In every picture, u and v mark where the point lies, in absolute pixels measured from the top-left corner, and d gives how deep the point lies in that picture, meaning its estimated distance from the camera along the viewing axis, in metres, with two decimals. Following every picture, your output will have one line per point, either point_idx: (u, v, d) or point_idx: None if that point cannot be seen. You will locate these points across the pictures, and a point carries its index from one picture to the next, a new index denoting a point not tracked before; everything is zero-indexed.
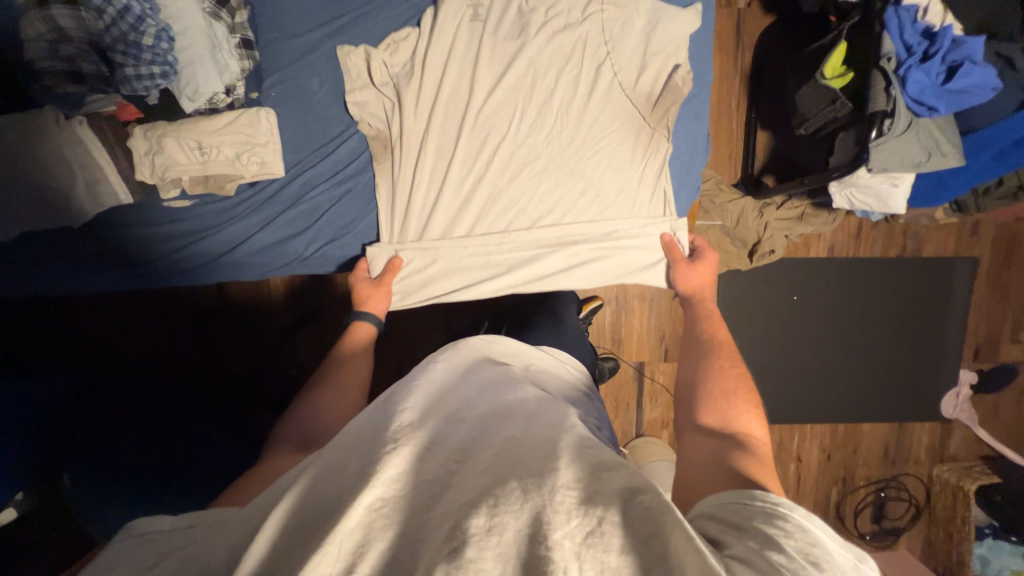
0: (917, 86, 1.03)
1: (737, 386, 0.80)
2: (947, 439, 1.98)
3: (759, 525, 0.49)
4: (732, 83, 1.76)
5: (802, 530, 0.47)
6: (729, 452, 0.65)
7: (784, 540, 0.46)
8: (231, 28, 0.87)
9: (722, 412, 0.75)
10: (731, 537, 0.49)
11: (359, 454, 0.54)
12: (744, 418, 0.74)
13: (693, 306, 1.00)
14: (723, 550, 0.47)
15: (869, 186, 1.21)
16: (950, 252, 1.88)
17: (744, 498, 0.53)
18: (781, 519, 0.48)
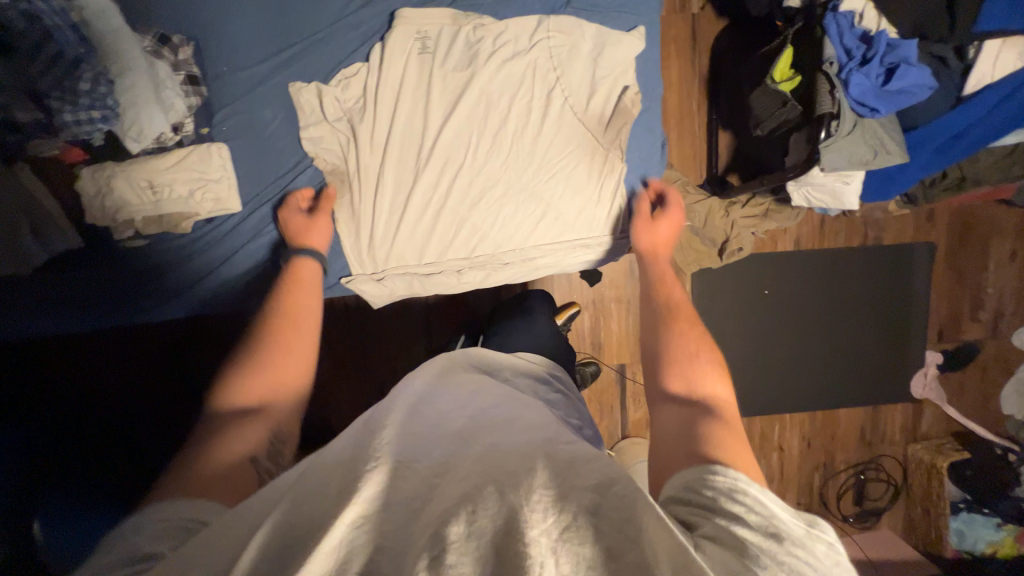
0: (859, 88, 1.07)
1: (700, 348, 0.82)
2: (918, 418, 2.05)
3: (724, 500, 0.52)
4: (692, 86, 1.78)
5: (760, 504, 0.51)
6: (694, 421, 0.67)
7: (746, 515, 0.50)
8: (175, 65, 0.85)
9: (687, 376, 0.76)
10: (700, 515, 0.52)
11: (337, 478, 0.53)
12: (709, 381, 0.75)
13: (648, 263, 0.99)
14: (694, 530, 0.50)
15: (823, 185, 1.25)
16: (908, 238, 1.96)
17: (708, 472, 0.56)
18: (742, 495, 0.52)
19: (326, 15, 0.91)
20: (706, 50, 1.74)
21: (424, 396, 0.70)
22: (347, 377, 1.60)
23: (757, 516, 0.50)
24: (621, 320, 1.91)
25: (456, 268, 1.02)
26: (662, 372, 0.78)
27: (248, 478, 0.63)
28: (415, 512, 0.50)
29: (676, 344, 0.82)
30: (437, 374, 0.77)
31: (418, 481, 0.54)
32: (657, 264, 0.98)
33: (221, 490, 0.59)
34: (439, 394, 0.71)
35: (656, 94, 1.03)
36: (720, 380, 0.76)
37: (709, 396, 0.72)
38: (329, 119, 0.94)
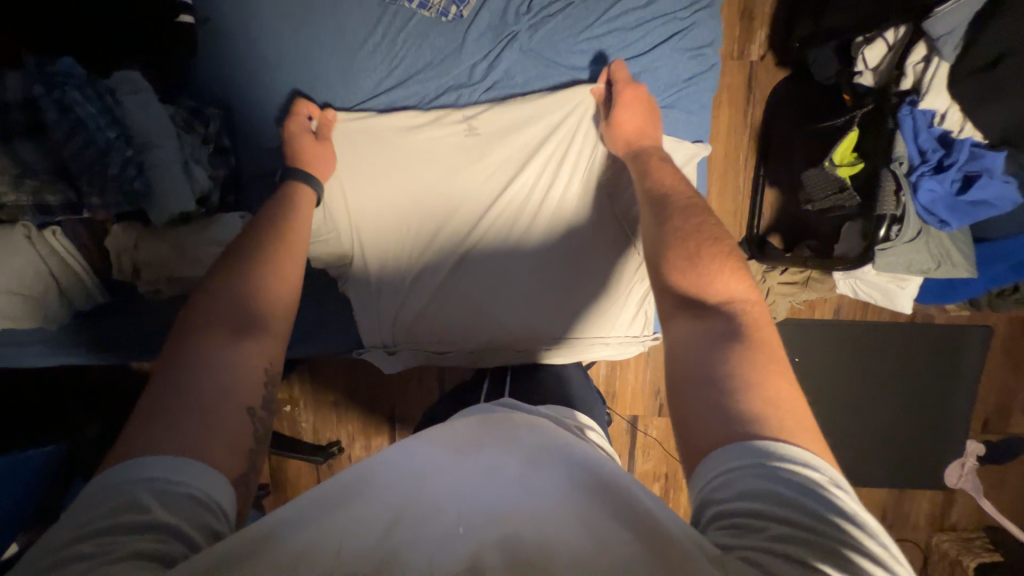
0: (929, 195, 0.98)
1: (708, 251, 0.73)
2: (949, 506, 1.92)
3: (773, 510, 0.47)
4: (741, 139, 1.61)
5: (838, 531, 0.46)
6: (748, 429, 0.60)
7: (820, 546, 0.44)
8: (206, 137, 0.87)
9: (695, 275, 0.70)
10: (739, 527, 0.47)
11: (361, 528, 0.50)
12: (721, 282, 0.69)
13: (636, 154, 0.89)
14: (726, 548, 0.46)
15: (874, 283, 1.16)
16: (962, 321, 1.80)
17: (757, 469, 0.50)
18: (820, 525, 0.46)
19: (361, 92, 0.95)
20: (761, 101, 1.59)
21: (461, 433, 0.67)
22: (356, 408, 1.61)
23: (824, 533, 0.45)
24: (638, 373, 1.84)
25: (471, 348, 1.00)
26: (672, 273, 0.72)
27: (242, 437, 0.62)
28: (452, 540, 0.49)
29: (685, 248, 0.74)
30: (459, 419, 0.72)
31: (454, 510, 0.53)
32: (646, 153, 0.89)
33: (216, 461, 0.57)
34: (483, 430, 0.67)
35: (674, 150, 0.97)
36: (734, 280, 0.69)
37: (728, 298, 0.67)
38: (364, 191, 0.95)
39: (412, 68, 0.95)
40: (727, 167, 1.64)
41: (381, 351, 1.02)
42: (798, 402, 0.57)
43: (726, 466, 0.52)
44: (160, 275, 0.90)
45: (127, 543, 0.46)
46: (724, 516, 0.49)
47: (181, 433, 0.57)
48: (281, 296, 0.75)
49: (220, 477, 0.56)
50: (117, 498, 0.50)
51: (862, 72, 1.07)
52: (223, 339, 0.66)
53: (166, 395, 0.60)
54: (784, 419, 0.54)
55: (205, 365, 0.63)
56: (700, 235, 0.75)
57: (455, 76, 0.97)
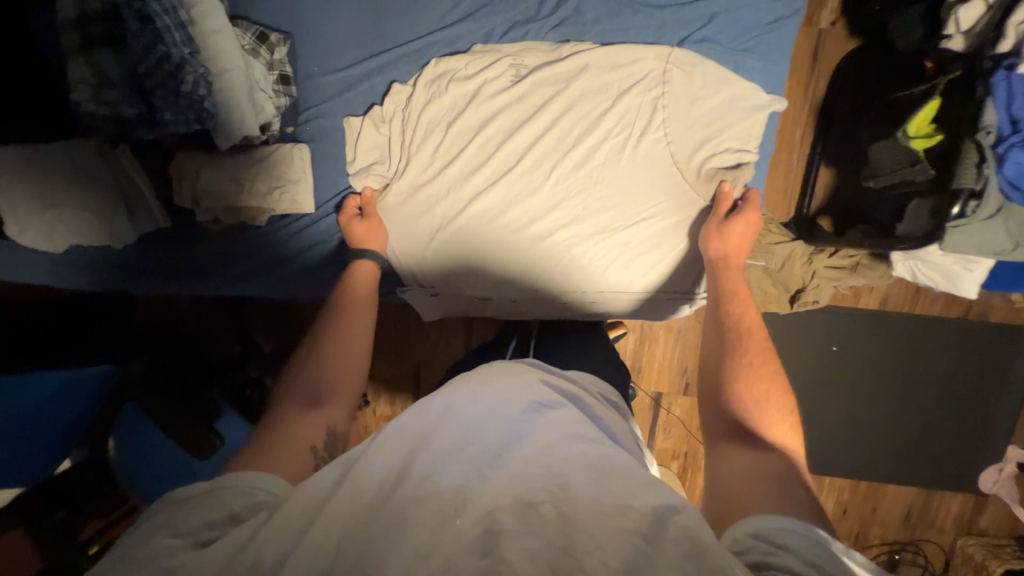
0: (1017, 168, 0.91)
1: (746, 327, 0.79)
2: (979, 512, 1.86)
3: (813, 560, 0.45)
4: (800, 112, 1.53)
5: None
6: (781, 467, 0.59)
7: None
8: (270, 64, 0.86)
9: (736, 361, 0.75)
10: (779, 557, 0.46)
11: (360, 505, 0.52)
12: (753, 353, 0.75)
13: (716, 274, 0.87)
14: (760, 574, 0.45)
15: (937, 265, 1.10)
16: (1019, 321, 1.71)
17: (788, 532, 0.49)
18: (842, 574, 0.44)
19: (425, 24, 0.90)
20: (826, 70, 1.49)
21: (471, 394, 0.64)
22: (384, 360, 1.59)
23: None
24: (667, 349, 1.80)
25: (512, 296, 0.99)
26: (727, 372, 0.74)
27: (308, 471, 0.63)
28: (463, 505, 0.51)
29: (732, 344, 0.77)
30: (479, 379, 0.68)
31: (453, 479, 0.53)
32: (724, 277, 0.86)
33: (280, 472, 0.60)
34: (499, 384, 0.65)
35: (749, 102, 0.89)
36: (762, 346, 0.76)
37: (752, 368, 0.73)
38: (413, 129, 0.92)
39: (477, 2, 0.90)
40: (781, 142, 1.56)
41: (423, 293, 1.01)
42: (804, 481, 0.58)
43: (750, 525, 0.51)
44: (219, 205, 0.92)
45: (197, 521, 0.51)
46: (749, 542, 0.49)
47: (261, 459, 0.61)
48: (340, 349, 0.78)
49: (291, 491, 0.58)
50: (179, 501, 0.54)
51: (952, 35, 1.01)
52: (299, 409, 0.69)
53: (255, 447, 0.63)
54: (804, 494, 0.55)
55: (277, 440, 0.64)
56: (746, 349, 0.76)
57: (521, 11, 0.91)
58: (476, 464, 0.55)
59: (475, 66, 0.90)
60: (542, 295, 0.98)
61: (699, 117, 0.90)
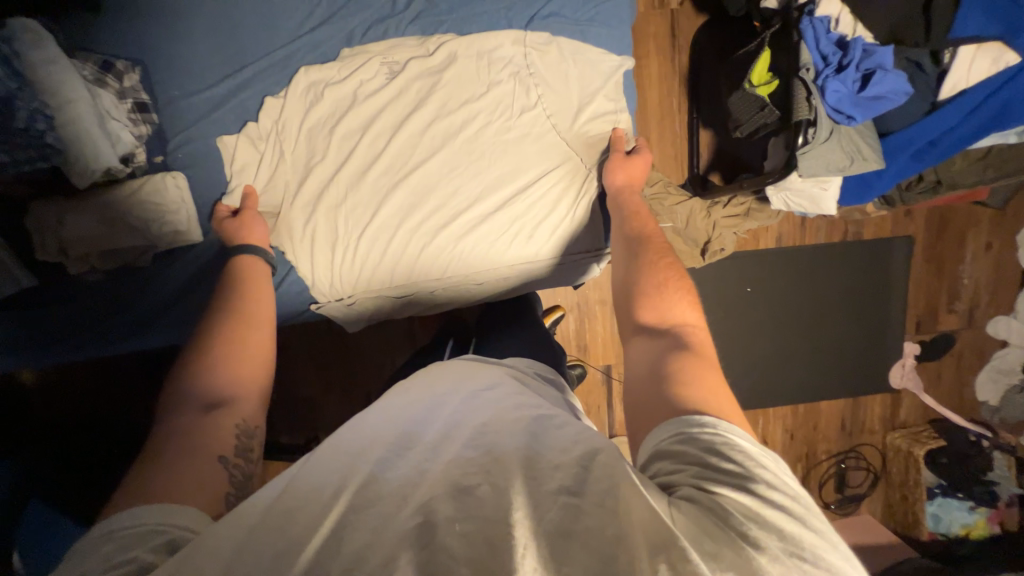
0: (835, 95, 1.07)
1: (667, 275, 0.79)
2: (898, 407, 2.10)
3: (708, 457, 0.51)
4: (671, 84, 1.69)
5: (741, 454, 0.51)
6: (666, 357, 0.65)
7: (732, 478, 0.49)
8: (121, 92, 0.82)
9: (660, 303, 0.75)
10: (682, 471, 0.51)
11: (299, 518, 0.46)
12: (675, 294, 0.76)
13: (621, 201, 0.95)
14: (671, 491, 0.50)
15: (801, 190, 1.25)
16: (887, 234, 1.98)
17: (686, 434, 0.54)
18: (728, 455, 0.51)
19: (283, 33, 0.89)
20: (684, 44, 1.66)
21: (411, 403, 0.63)
22: (327, 396, 1.41)
23: (733, 463, 0.50)
24: (606, 322, 1.87)
25: (432, 291, 0.99)
26: (639, 295, 0.77)
27: (219, 480, 0.60)
28: (402, 501, 0.48)
29: (656, 262, 0.81)
30: (415, 390, 0.67)
31: (397, 480, 0.50)
32: (629, 203, 0.94)
33: (190, 498, 0.55)
34: (436, 390, 0.66)
35: (610, 69, 0.98)
36: (671, 275, 0.79)
37: (675, 310, 0.73)
38: (294, 139, 0.92)
39: (332, 6, 0.91)
40: (662, 113, 1.71)
41: (338, 304, 0.98)
42: (721, 390, 0.61)
43: (660, 441, 0.56)
44: (94, 250, 0.86)
45: (94, 575, 0.43)
46: (665, 463, 0.53)
47: (161, 487, 0.55)
48: (245, 363, 0.73)
49: (200, 512, 0.54)
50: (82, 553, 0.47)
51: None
52: (196, 416, 0.65)
53: (148, 471, 0.58)
54: (724, 407, 0.58)
55: (175, 466, 0.58)
56: (654, 281, 0.79)
57: (378, 9, 0.92)
58: (416, 462, 0.52)
59: (343, 71, 0.91)
60: (462, 281, 0.99)
61: (568, 88, 0.97)
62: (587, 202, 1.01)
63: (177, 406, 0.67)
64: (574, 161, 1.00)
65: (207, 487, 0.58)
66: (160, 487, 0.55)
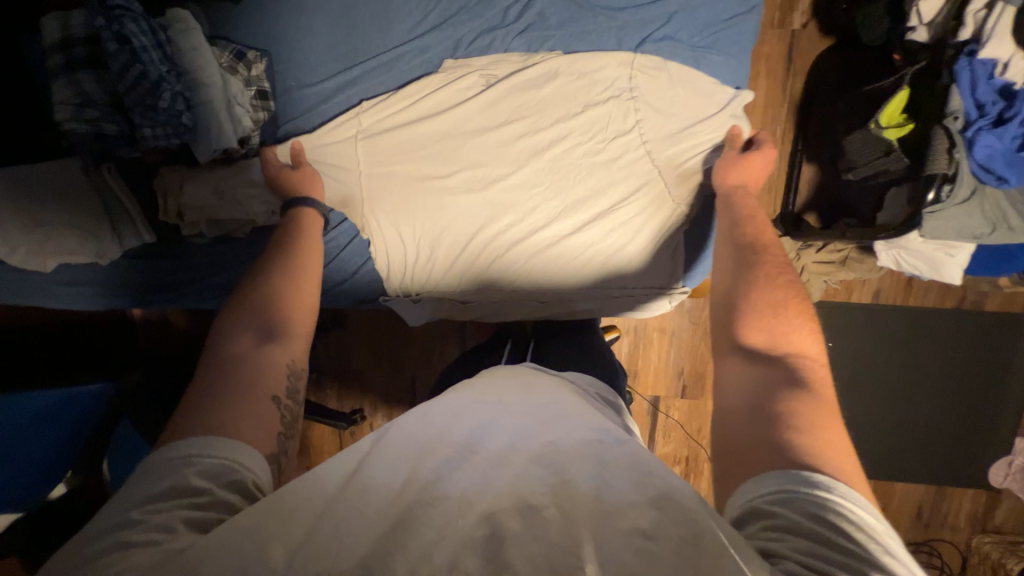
0: (986, 151, 0.92)
1: (787, 299, 0.70)
2: (993, 508, 1.81)
3: (819, 530, 0.45)
4: (779, 111, 1.55)
5: (863, 538, 0.44)
6: (778, 394, 0.58)
7: (849, 565, 0.42)
8: (247, 80, 0.89)
9: (772, 329, 0.67)
10: (783, 541, 0.45)
11: (361, 511, 0.48)
12: (796, 330, 0.66)
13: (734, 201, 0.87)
14: (770, 559, 0.44)
15: (921, 251, 1.09)
16: (1016, 309, 1.69)
17: (793, 496, 0.48)
18: (845, 536, 0.45)
19: (395, 35, 0.92)
20: (802, 69, 1.51)
21: (480, 404, 0.63)
22: (377, 376, 1.48)
23: (850, 545, 0.44)
24: (662, 352, 1.77)
25: (495, 299, 0.99)
26: (740, 325, 0.69)
27: (274, 417, 0.62)
28: (465, 507, 0.48)
29: (768, 289, 0.72)
30: (484, 392, 0.67)
31: (458, 487, 0.50)
32: (745, 203, 0.85)
33: (250, 434, 0.58)
34: (508, 396, 0.66)
35: (719, 99, 0.91)
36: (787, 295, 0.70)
37: (798, 349, 0.64)
38: (390, 133, 0.95)
39: (444, 10, 0.91)
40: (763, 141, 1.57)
41: (406, 299, 1.01)
42: (834, 438, 0.54)
43: (756, 495, 0.51)
44: (203, 218, 0.95)
45: (172, 502, 0.48)
46: (766, 526, 0.47)
47: (223, 417, 0.58)
48: (302, 303, 0.75)
49: (258, 453, 0.57)
50: (158, 474, 0.51)
51: (916, 27, 0.99)
52: (251, 344, 0.66)
53: (208, 394, 0.60)
54: (828, 462, 0.51)
55: (234, 396, 0.60)
56: (762, 297, 0.71)
57: (489, 18, 0.92)
58: (485, 472, 0.51)
59: (445, 78, 0.93)
60: (531, 294, 0.98)
61: (669, 116, 0.92)
62: (670, 236, 0.96)
63: (233, 331, 0.68)
64: (667, 188, 0.94)
65: (265, 423, 0.60)
66: (223, 417, 0.58)
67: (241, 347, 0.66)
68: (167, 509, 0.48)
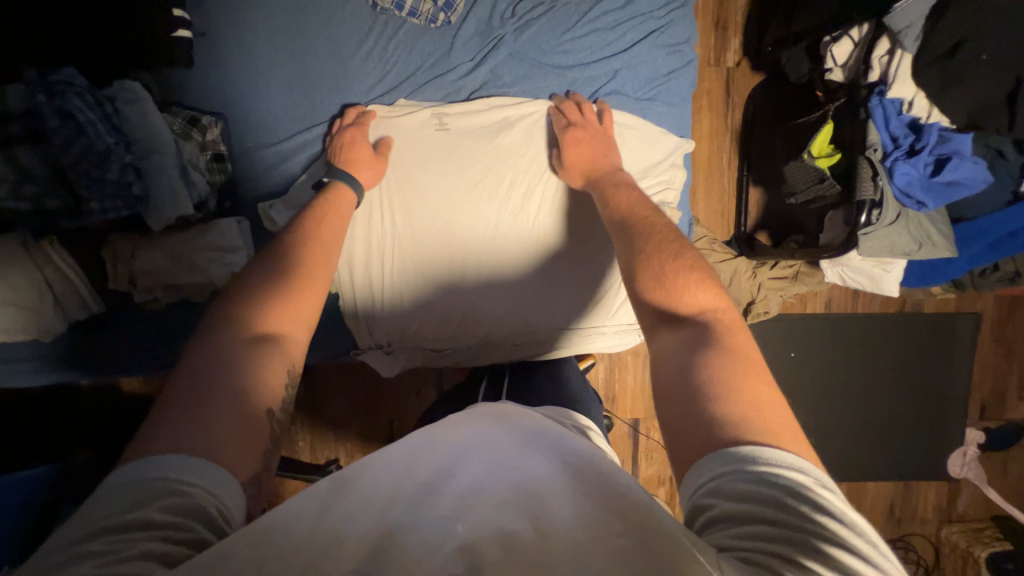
0: (905, 178, 1.02)
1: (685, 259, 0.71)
2: (955, 497, 1.91)
3: (760, 509, 0.45)
4: (723, 141, 1.67)
5: (799, 506, 0.45)
6: (694, 356, 0.59)
7: (792, 538, 0.43)
8: (202, 144, 0.87)
9: (666, 286, 0.68)
10: (730, 527, 0.45)
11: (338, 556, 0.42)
12: (691, 293, 0.67)
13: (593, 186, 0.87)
14: (722, 548, 0.44)
15: (860, 268, 1.18)
16: (950, 309, 1.84)
17: (732, 475, 0.48)
18: (783, 506, 0.45)
19: (353, 94, 0.94)
20: (739, 104, 1.64)
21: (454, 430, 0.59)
22: (352, 426, 1.42)
23: (788, 519, 0.44)
24: (638, 374, 1.80)
25: (468, 344, 0.99)
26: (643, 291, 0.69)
27: (264, 432, 0.57)
28: (444, 536, 0.44)
29: (653, 266, 0.71)
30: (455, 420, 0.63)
31: (435, 526, 0.44)
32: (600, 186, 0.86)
33: (232, 458, 0.51)
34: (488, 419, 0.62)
35: (666, 143, 0.98)
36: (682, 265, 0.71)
37: (695, 308, 0.65)
38: None
39: (401, 70, 0.94)
40: (711, 169, 1.68)
41: (377, 351, 1.00)
42: (759, 395, 0.55)
43: (702, 481, 0.50)
44: (158, 283, 0.91)
45: (134, 535, 0.41)
46: (722, 513, 0.46)
47: (199, 432, 0.51)
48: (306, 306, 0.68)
49: (235, 480, 0.50)
50: (118, 498, 0.44)
51: (832, 68, 1.11)
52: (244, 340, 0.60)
53: (183, 399, 0.53)
54: (770, 419, 0.53)
55: (216, 406, 0.54)
56: (668, 250, 0.72)
57: (445, 76, 0.96)
58: (459, 503, 0.47)
59: (394, 112, 0.93)
60: (502, 334, 0.98)
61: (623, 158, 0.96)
62: None
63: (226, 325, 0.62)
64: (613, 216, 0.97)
65: (247, 441, 0.54)
66: (204, 430, 0.51)
67: (230, 343, 0.60)
68: (127, 540, 0.41)
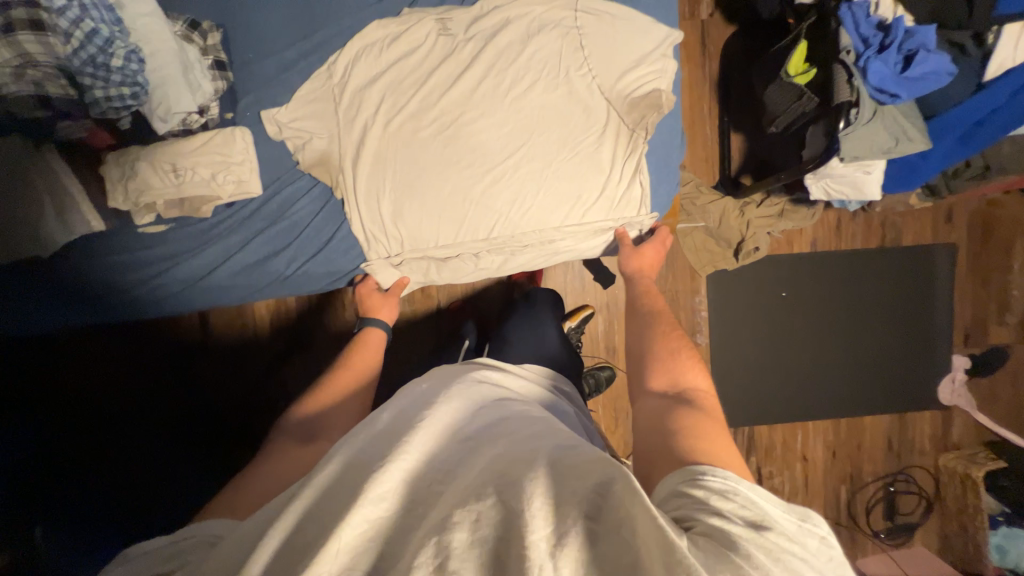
0: (877, 76, 1.07)
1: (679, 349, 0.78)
2: (949, 426, 1.96)
3: (721, 502, 0.46)
4: (702, 86, 1.74)
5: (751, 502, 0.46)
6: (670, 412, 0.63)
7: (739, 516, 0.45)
8: (203, 49, 0.89)
9: (668, 373, 0.73)
10: (692, 509, 0.46)
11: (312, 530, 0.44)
12: (688, 375, 0.72)
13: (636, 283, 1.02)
14: (686, 526, 0.45)
15: (843, 177, 1.23)
16: (928, 239, 1.93)
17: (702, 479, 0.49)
18: (735, 494, 0.47)
19: (351, 4, 0.95)
20: (715, 50, 1.72)
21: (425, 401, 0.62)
22: None
23: (744, 512, 0.45)
24: None
25: (474, 249, 0.99)
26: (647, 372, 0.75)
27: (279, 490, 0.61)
28: (406, 518, 0.45)
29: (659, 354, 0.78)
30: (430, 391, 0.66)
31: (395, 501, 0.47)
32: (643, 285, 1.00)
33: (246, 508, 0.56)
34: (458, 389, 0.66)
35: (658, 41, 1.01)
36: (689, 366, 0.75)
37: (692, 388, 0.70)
38: (357, 88, 0.95)
39: None
40: (694, 115, 1.76)
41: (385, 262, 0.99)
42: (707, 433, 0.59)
43: (677, 482, 0.51)
44: (162, 196, 0.90)
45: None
46: (684, 504, 0.48)
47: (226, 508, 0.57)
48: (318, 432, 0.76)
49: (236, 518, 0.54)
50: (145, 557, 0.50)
51: None
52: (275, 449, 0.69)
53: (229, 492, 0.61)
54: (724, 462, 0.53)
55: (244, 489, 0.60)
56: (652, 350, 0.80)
57: None
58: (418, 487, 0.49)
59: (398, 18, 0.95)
60: (512, 234, 0.99)
61: (617, 52, 0.99)
62: (635, 159, 1.02)
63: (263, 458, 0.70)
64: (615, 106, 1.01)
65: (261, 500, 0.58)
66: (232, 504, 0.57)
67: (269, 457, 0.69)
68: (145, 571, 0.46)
